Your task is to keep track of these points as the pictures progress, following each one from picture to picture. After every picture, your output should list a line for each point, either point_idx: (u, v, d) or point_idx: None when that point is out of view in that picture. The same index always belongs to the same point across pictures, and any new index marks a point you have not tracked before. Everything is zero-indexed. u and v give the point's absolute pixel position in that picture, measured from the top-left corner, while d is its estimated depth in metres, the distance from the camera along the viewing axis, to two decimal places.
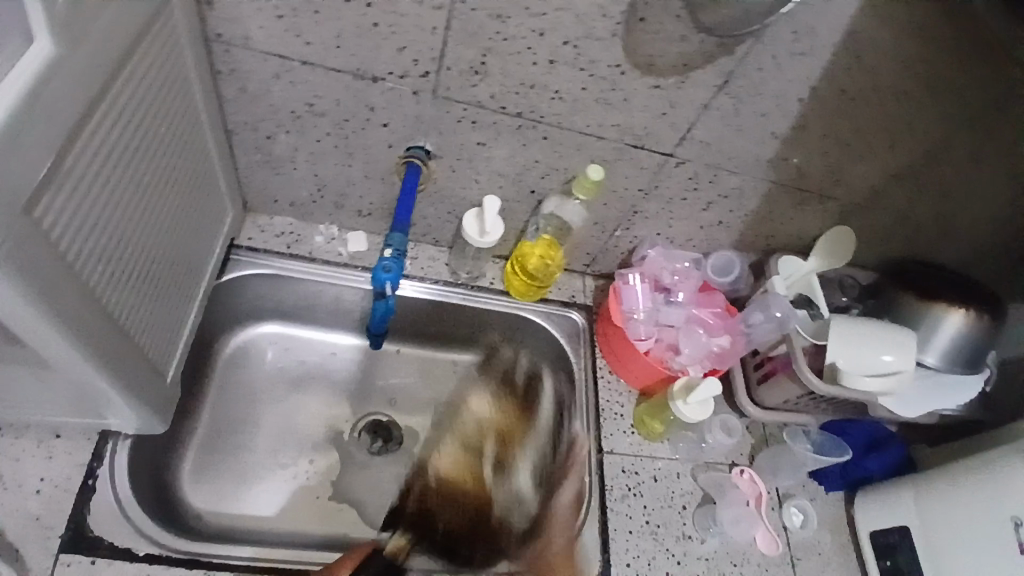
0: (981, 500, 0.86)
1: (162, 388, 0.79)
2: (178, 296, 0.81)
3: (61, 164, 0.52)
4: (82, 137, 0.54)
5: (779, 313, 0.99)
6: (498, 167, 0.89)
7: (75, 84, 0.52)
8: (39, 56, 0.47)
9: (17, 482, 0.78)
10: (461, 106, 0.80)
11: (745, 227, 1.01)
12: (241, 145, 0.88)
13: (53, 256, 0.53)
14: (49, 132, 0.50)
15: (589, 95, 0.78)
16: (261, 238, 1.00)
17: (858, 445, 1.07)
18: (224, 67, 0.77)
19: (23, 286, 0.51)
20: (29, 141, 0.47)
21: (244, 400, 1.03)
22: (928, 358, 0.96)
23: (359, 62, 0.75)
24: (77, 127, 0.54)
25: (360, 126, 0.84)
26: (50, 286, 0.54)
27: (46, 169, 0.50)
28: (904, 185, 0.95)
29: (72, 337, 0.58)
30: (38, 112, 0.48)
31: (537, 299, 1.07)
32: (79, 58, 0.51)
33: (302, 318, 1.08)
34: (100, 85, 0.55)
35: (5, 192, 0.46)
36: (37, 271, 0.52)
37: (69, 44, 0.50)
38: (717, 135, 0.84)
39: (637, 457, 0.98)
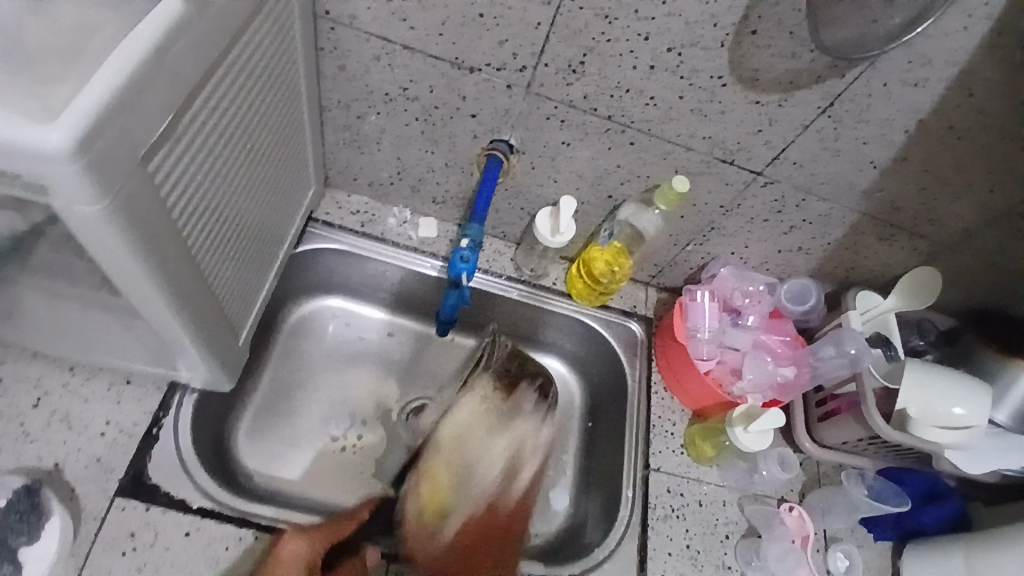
0: None
1: (234, 348, 0.82)
2: (258, 262, 0.83)
3: (176, 125, 0.54)
4: (199, 99, 0.57)
5: (852, 350, 0.94)
6: (579, 168, 0.88)
7: (197, 48, 0.53)
8: (168, 13, 0.50)
9: (89, 422, 0.82)
10: (551, 104, 0.80)
11: (826, 257, 0.97)
12: (330, 121, 0.90)
13: (160, 212, 0.55)
14: (172, 90, 0.52)
15: (684, 105, 0.76)
16: (336, 214, 1.02)
17: (916, 495, 1.01)
18: (327, 44, 0.79)
19: (134, 237, 0.53)
20: (156, 94, 0.50)
21: (301, 369, 1.05)
22: (998, 415, 0.92)
23: (458, 51, 0.76)
24: (194, 90, 0.55)
25: (448, 114, 0.85)
26: (156, 240, 0.56)
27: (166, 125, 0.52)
28: (1006, 231, 0.89)
29: (166, 292, 0.61)
30: (163, 72, 0.50)
31: (598, 304, 1.05)
32: (205, 22, 0.53)
33: (365, 296, 1.10)
34: (220, 50, 0.58)
35: (131, 142, 0.48)
36: (148, 223, 0.54)
37: (197, 7, 0.52)
38: (811, 159, 0.81)
39: (684, 478, 0.96)
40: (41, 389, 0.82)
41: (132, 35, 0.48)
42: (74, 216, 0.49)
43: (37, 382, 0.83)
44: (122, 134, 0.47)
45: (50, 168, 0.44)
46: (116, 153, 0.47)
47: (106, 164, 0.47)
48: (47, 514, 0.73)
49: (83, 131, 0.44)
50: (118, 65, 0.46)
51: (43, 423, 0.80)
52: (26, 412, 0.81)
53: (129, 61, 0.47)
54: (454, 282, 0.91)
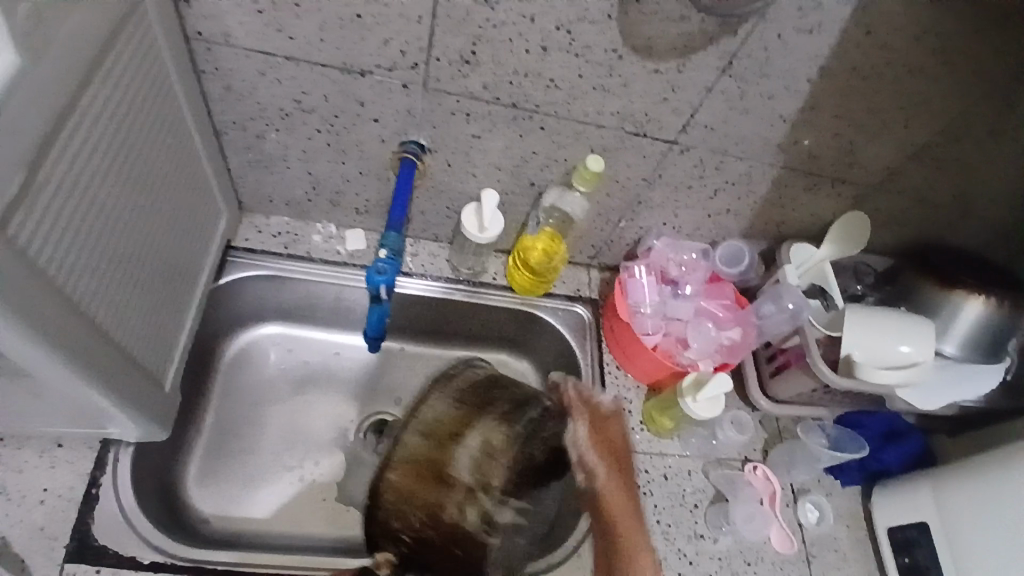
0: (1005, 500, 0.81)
1: (160, 398, 0.79)
2: (170, 303, 0.80)
3: (34, 179, 0.51)
4: (56, 148, 0.53)
5: (791, 305, 0.95)
6: (495, 159, 0.86)
7: (41, 95, 0.50)
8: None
9: (20, 493, 0.78)
10: (453, 98, 0.77)
11: (755, 215, 0.97)
12: (232, 145, 0.87)
13: (31, 272, 0.52)
14: (17, 145, 0.48)
15: (585, 82, 0.75)
16: (258, 239, 0.98)
17: (876, 436, 1.03)
18: (208, 66, 0.76)
19: (5, 305, 0.50)
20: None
21: (248, 403, 1.02)
22: (946, 347, 0.94)
23: (345, 56, 0.73)
24: (46, 138, 0.52)
25: (350, 122, 0.82)
26: (33, 303, 0.53)
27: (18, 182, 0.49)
28: (922, 165, 0.90)
29: (61, 353, 0.58)
30: (1, 124, 0.46)
31: (541, 293, 1.04)
32: (46, 69, 0.50)
33: (303, 318, 1.07)
34: (72, 92, 0.54)
35: None
36: (20, 288, 0.51)
37: (33, 54, 0.49)
38: (722, 120, 0.81)
39: (647, 455, 0.96)
40: None
41: None
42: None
43: None
44: None
45: None
46: None
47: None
48: None
49: None
50: None
51: None
52: None
53: None
54: (375, 295, 0.89)
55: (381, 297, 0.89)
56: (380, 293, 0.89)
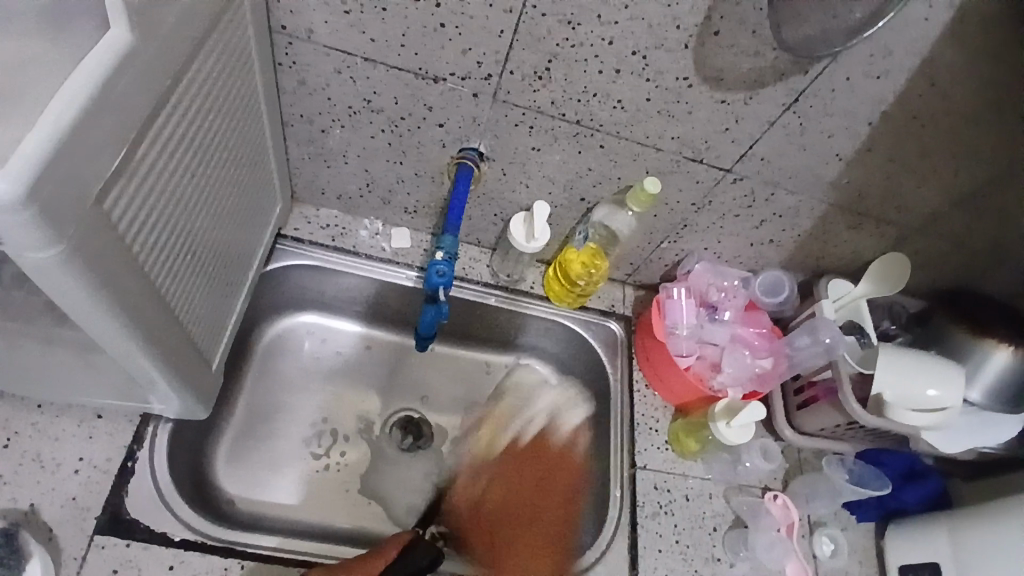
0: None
1: (206, 376, 0.80)
2: (226, 286, 0.81)
3: (130, 158, 0.53)
4: (152, 130, 0.55)
5: (828, 339, 0.95)
6: (550, 172, 0.88)
7: (147, 80, 0.52)
8: (114, 46, 0.48)
9: (61, 461, 0.79)
10: (519, 110, 0.79)
11: (796, 248, 0.99)
12: (295, 136, 0.88)
13: (120, 251, 0.54)
14: (122, 123, 0.50)
15: (652, 106, 0.76)
16: (306, 229, 1.00)
17: (896, 476, 1.04)
18: (285, 58, 0.77)
19: (92, 280, 0.51)
20: (104, 131, 0.48)
21: (281, 389, 1.04)
22: (972, 394, 0.95)
23: (421, 61, 0.75)
24: (146, 121, 0.53)
25: (414, 125, 0.83)
26: (116, 280, 0.54)
27: (118, 160, 0.51)
28: (967, 214, 0.91)
29: (131, 329, 0.59)
30: (113, 106, 0.48)
31: (577, 306, 1.05)
32: (152, 51, 0.51)
33: (340, 310, 1.08)
34: (171, 76, 0.56)
35: (82, 183, 0.47)
36: (106, 265, 0.52)
37: (143, 36, 0.50)
38: (779, 154, 0.82)
39: (671, 474, 0.97)
40: (7, 430, 0.79)
41: (77, 69, 0.46)
42: (25, 261, 0.47)
43: (3, 424, 0.79)
44: (72, 175, 0.45)
45: None
46: (66, 198, 0.45)
47: (59, 210, 0.45)
48: (24, 557, 0.71)
49: (31, 175, 0.42)
50: (60, 103, 0.44)
51: (12, 466, 0.77)
52: None
53: (75, 99, 0.44)
54: (432, 295, 0.88)
55: (439, 297, 0.88)
56: (439, 294, 0.88)
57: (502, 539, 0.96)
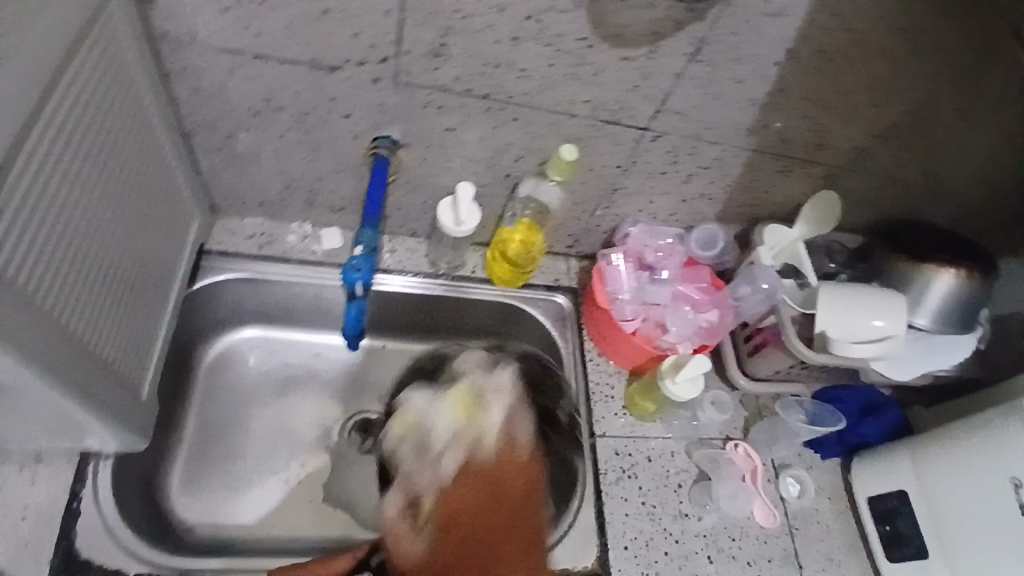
0: (982, 465, 0.84)
1: (139, 405, 0.77)
2: (143, 309, 0.78)
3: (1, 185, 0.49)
4: (25, 152, 0.52)
5: (766, 287, 0.96)
6: (470, 152, 0.86)
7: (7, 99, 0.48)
8: None
9: None
10: (424, 91, 0.77)
11: (729, 198, 0.99)
12: (201, 146, 0.85)
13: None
14: None
15: (557, 71, 0.75)
16: (232, 241, 0.97)
17: (854, 411, 1.04)
18: (173, 66, 0.74)
19: None
20: None
21: (229, 408, 1.01)
22: (919, 320, 0.97)
23: (314, 52, 0.72)
24: (12, 143, 0.50)
25: (321, 118, 0.81)
26: (7, 317, 0.51)
27: None
28: (889, 144, 0.92)
29: (39, 366, 0.56)
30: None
31: (521, 284, 1.04)
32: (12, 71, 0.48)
33: (282, 321, 1.05)
34: (40, 94, 0.52)
35: None
36: None
37: None
38: (693, 105, 0.82)
39: (631, 438, 0.97)
40: None
41: None
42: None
43: None
44: None
45: None
46: None
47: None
48: None
49: None
50: None
51: None
52: None
53: None
54: (350, 292, 0.86)
55: (358, 293, 0.86)
56: (357, 290, 0.86)
57: (469, 547, 0.73)
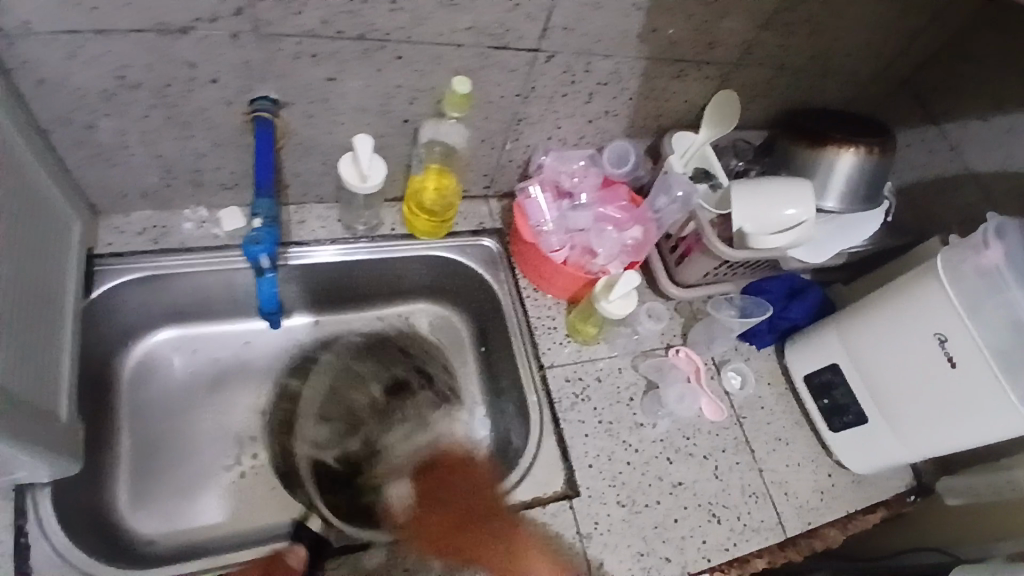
0: (915, 340, 0.89)
1: (54, 430, 0.72)
2: (40, 330, 0.72)
3: None
4: None
5: (681, 193, 0.96)
6: (358, 101, 0.81)
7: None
8: None
9: None
10: (290, 40, 0.71)
11: (634, 111, 0.98)
12: (61, 143, 0.77)
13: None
14: None
15: (429, 0, 0.71)
16: (122, 241, 0.89)
17: (781, 297, 1.09)
18: (11, 60, 0.66)
19: None
20: None
21: (164, 414, 0.96)
22: (828, 202, 1.00)
23: (158, 14, 0.65)
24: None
25: (186, 89, 0.74)
26: None
27: None
28: (777, 31, 0.92)
29: None
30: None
31: (445, 233, 1.02)
32: None
33: (199, 315, 1.00)
34: None
35: None
36: None
37: None
38: (577, 19, 0.79)
39: (578, 363, 0.99)
40: None
41: None
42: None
43: None
44: None
45: None
46: None
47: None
48: None
49: None
50: None
51: None
52: None
53: None
54: (256, 268, 0.79)
55: (261, 267, 0.79)
56: (260, 264, 0.79)
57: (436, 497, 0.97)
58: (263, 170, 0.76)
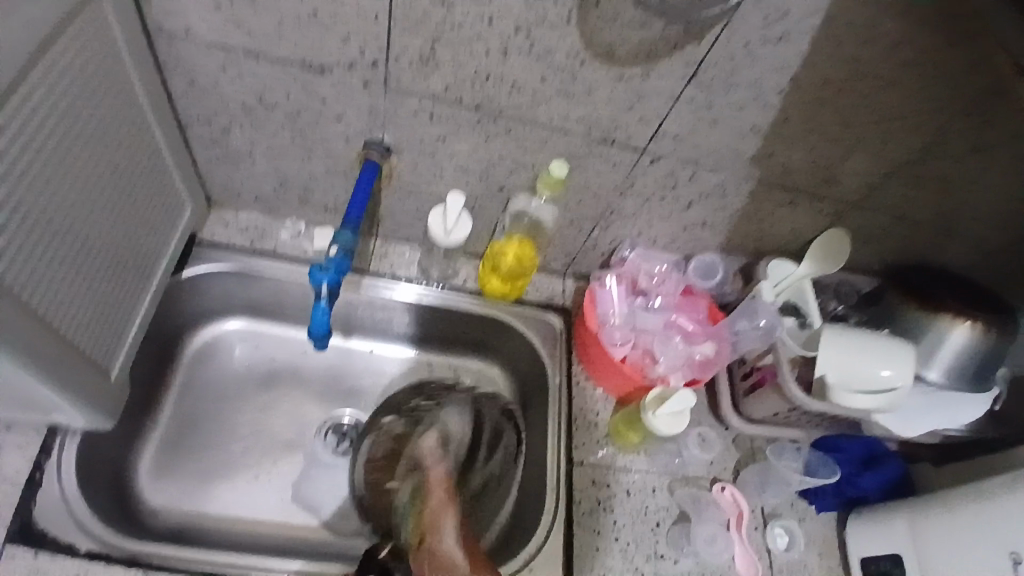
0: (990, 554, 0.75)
1: (110, 389, 0.77)
2: (118, 295, 0.77)
3: None
4: None
5: (764, 322, 0.93)
6: (461, 161, 0.84)
7: None
8: None
9: None
10: (413, 98, 0.76)
11: (732, 228, 0.95)
12: (197, 138, 0.86)
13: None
14: None
15: (548, 87, 0.73)
16: (225, 234, 0.98)
17: (855, 461, 0.98)
18: (170, 60, 0.75)
19: None
20: None
21: (210, 400, 1.00)
22: (931, 374, 0.89)
23: (303, 52, 0.72)
24: None
25: (313, 119, 0.81)
26: None
27: None
28: (908, 183, 0.86)
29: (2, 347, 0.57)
30: None
31: (513, 300, 1.02)
32: None
33: (270, 315, 1.06)
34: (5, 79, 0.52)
35: None
36: None
37: None
38: (689, 129, 0.78)
39: (609, 469, 0.93)
40: None
41: None
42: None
43: None
44: None
45: None
46: None
47: None
48: None
49: None
50: None
51: None
52: None
53: None
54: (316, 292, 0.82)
55: (320, 294, 0.81)
56: (321, 290, 0.81)
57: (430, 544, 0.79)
58: (355, 211, 0.82)
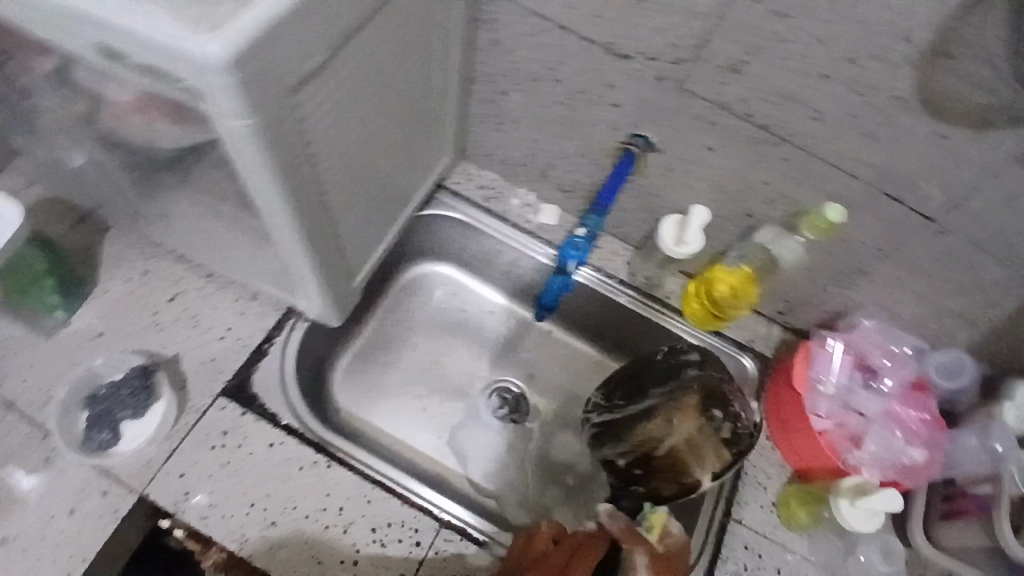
0: None
1: (344, 288, 0.87)
2: (376, 217, 0.87)
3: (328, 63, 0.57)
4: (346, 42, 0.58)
5: (998, 447, 0.80)
6: (719, 177, 0.83)
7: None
8: None
9: (213, 326, 0.93)
10: (702, 103, 0.75)
11: (996, 331, 0.83)
12: (477, 94, 0.92)
13: (297, 145, 0.59)
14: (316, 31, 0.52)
15: (854, 124, 0.68)
16: (466, 186, 1.05)
17: None
18: (486, 16, 0.79)
19: (269, 155, 0.57)
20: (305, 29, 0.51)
21: (405, 327, 1.09)
22: None
23: (611, 36, 0.73)
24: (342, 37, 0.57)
25: (592, 100, 0.83)
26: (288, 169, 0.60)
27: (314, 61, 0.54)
28: None
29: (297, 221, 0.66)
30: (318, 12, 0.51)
31: (710, 330, 0.97)
32: None
33: (473, 270, 1.10)
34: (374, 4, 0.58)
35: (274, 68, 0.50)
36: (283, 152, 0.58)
37: None
38: (995, 212, 0.69)
39: (767, 539, 0.87)
40: (178, 287, 0.96)
41: None
42: (225, 126, 0.53)
43: (179, 282, 0.96)
44: (269, 56, 0.49)
45: (200, 75, 0.48)
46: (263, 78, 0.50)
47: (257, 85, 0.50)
48: (151, 396, 0.87)
49: (235, 49, 0.46)
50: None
51: (172, 317, 0.93)
52: (163, 304, 0.94)
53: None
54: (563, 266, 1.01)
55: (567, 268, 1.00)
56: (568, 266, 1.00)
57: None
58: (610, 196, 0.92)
